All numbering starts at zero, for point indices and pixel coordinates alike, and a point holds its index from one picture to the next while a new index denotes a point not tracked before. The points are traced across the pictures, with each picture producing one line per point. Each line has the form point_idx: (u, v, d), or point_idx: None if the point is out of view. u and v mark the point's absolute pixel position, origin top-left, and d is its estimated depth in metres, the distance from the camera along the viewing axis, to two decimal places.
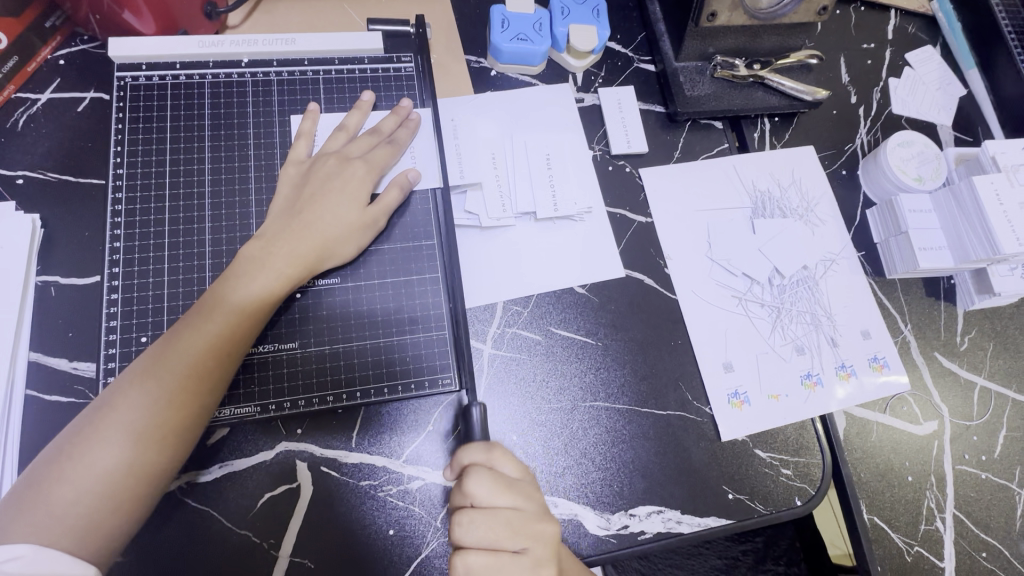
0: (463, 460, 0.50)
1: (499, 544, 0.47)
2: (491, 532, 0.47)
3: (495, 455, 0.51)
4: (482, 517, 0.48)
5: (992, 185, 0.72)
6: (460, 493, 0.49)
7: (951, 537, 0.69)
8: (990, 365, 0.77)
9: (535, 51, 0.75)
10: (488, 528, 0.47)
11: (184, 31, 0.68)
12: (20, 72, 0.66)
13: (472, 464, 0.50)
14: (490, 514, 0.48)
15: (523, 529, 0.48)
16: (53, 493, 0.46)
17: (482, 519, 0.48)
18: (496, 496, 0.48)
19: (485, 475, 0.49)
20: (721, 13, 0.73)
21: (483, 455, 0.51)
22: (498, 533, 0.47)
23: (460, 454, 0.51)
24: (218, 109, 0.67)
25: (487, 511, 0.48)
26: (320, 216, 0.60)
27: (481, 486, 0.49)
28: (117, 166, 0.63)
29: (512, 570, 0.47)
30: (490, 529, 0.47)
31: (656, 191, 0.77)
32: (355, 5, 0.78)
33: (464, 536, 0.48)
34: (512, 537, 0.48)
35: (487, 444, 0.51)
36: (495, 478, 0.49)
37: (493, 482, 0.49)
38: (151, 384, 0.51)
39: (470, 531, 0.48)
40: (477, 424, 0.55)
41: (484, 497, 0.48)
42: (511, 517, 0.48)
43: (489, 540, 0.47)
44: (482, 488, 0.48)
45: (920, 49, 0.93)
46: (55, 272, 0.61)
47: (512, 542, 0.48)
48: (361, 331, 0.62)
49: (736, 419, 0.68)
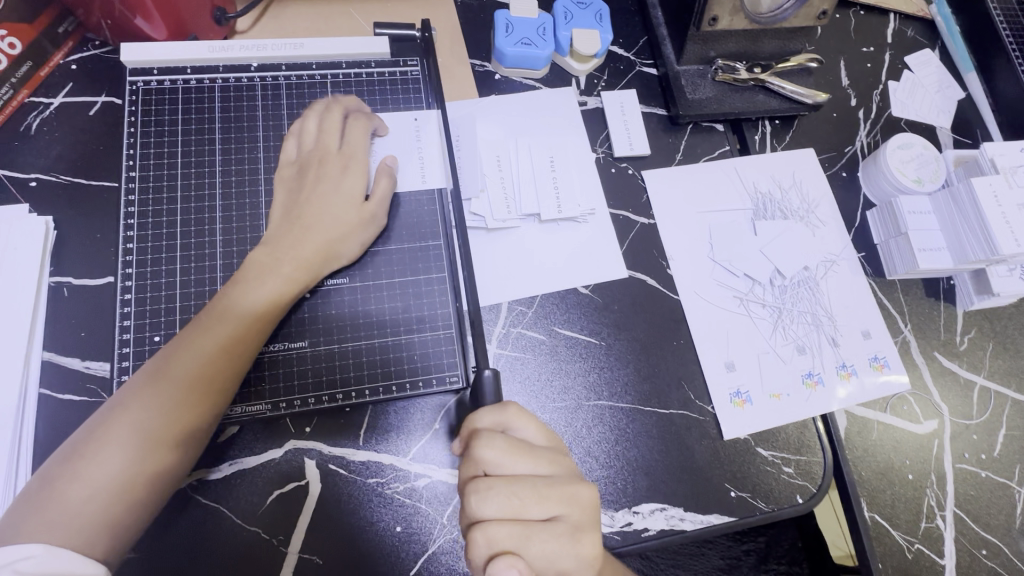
0: (475, 424, 0.52)
1: (523, 512, 0.48)
2: (514, 497, 0.48)
3: (508, 418, 0.52)
4: (504, 482, 0.48)
5: (991, 185, 0.73)
6: (473, 460, 0.50)
7: (952, 535, 0.70)
8: (990, 364, 0.78)
9: (539, 55, 0.77)
10: (510, 494, 0.48)
11: (193, 36, 0.69)
12: (33, 77, 0.67)
13: (484, 429, 0.51)
14: (513, 482, 0.48)
15: (548, 495, 0.48)
16: (68, 491, 0.47)
17: (502, 486, 0.48)
18: (513, 461, 0.49)
19: (501, 438, 0.50)
20: (722, 17, 0.74)
21: (496, 416, 0.52)
22: (520, 499, 0.48)
23: (473, 418, 0.52)
24: (227, 112, 0.68)
25: (507, 477, 0.48)
26: (327, 219, 0.61)
27: (496, 451, 0.49)
28: (130, 169, 0.64)
29: (541, 537, 0.47)
30: (513, 495, 0.48)
31: (658, 192, 0.78)
32: (362, 10, 0.79)
33: (484, 507, 0.47)
34: (537, 503, 0.48)
35: (499, 404, 0.52)
36: (512, 442, 0.50)
37: (510, 447, 0.50)
38: (164, 385, 0.52)
39: (491, 499, 0.47)
40: (488, 389, 0.55)
41: (503, 463, 0.49)
42: (533, 482, 0.48)
43: (512, 505, 0.47)
44: (499, 452, 0.49)
45: (919, 52, 0.94)
46: (68, 273, 0.62)
47: (536, 508, 0.48)
48: (369, 330, 0.63)
49: (738, 418, 0.68)
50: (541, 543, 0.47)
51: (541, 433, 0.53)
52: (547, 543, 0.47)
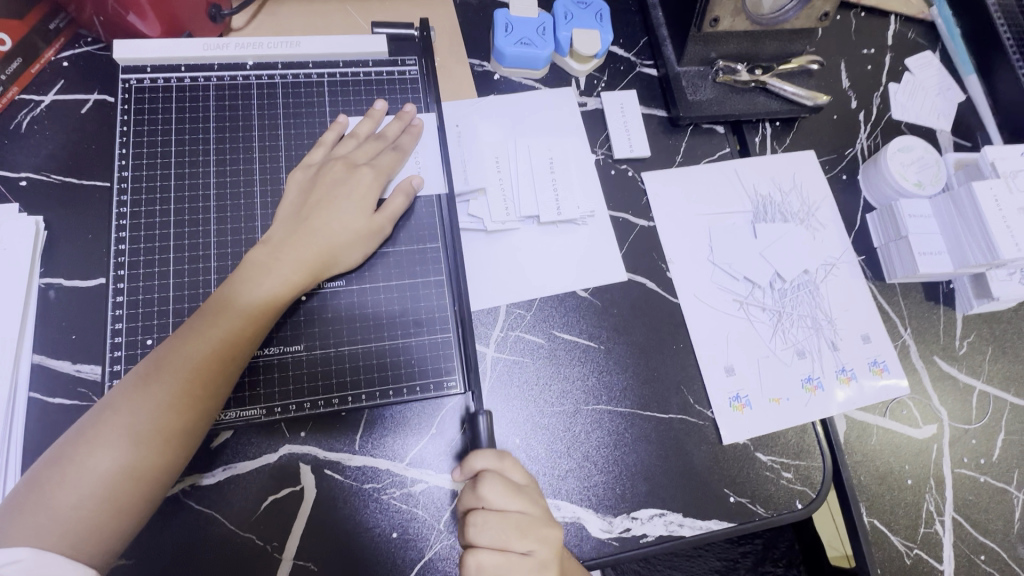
0: (474, 464, 0.51)
1: (508, 546, 0.48)
2: (500, 530, 0.48)
3: (506, 464, 0.51)
4: (492, 515, 0.48)
5: (991, 190, 0.72)
6: (471, 495, 0.50)
7: (951, 540, 0.70)
8: (989, 369, 0.77)
9: (538, 55, 0.76)
10: (497, 527, 0.48)
11: (188, 33, 0.68)
12: (23, 74, 0.66)
13: (483, 470, 0.51)
14: (501, 519, 0.48)
15: (529, 532, 0.48)
16: (56, 496, 0.46)
17: (491, 519, 0.48)
18: (507, 500, 0.49)
19: (497, 481, 0.49)
20: (724, 18, 0.74)
21: (495, 462, 0.51)
22: (507, 535, 0.48)
23: (471, 459, 0.51)
24: (222, 111, 0.67)
25: (498, 514, 0.48)
26: (326, 223, 0.60)
27: (492, 490, 0.49)
28: (122, 168, 0.63)
29: (518, 571, 0.47)
30: (499, 528, 0.48)
31: (658, 194, 0.77)
32: (359, 9, 0.78)
33: (474, 537, 0.48)
34: (521, 539, 0.48)
35: (499, 452, 0.52)
36: (506, 480, 0.50)
37: (503, 484, 0.50)
38: (156, 387, 0.51)
39: (481, 532, 0.48)
40: (482, 434, 0.56)
41: (493, 497, 0.49)
42: (519, 520, 0.49)
43: (498, 538, 0.48)
44: (492, 488, 0.49)
45: (920, 55, 0.93)
46: (59, 273, 0.61)
47: (520, 543, 0.48)
48: (366, 333, 0.62)
49: (737, 423, 0.68)
50: None
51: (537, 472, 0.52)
52: None
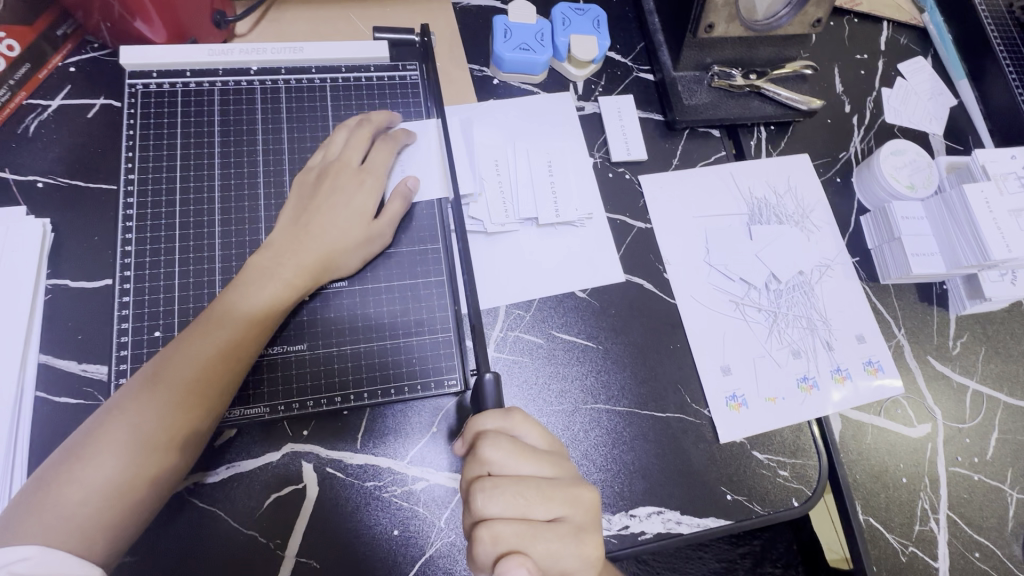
0: (479, 426, 0.52)
1: (527, 514, 0.48)
2: (519, 496, 0.48)
3: (513, 422, 0.52)
4: (509, 482, 0.48)
5: (983, 192, 0.73)
6: (477, 461, 0.50)
7: (945, 537, 0.70)
8: (982, 368, 0.78)
9: (537, 61, 0.77)
10: (515, 492, 0.48)
11: (193, 39, 0.69)
12: (31, 79, 0.67)
13: (489, 432, 0.51)
14: (519, 484, 0.48)
15: (554, 495, 0.48)
16: (63, 494, 0.47)
17: (508, 486, 0.48)
18: (518, 463, 0.49)
19: (505, 441, 0.50)
20: (718, 24, 0.75)
21: (501, 420, 0.52)
22: (526, 499, 0.48)
23: (475, 420, 0.52)
24: (227, 115, 0.68)
25: (513, 478, 0.48)
26: (329, 227, 0.61)
27: (501, 451, 0.50)
28: (128, 172, 0.64)
29: (546, 537, 0.47)
30: (518, 494, 0.48)
31: (655, 197, 0.78)
32: (361, 15, 0.80)
33: (488, 507, 0.47)
34: (543, 503, 0.48)
35: (503, 410, 0.53)
36: (517, 445, 0.50)
37: (516, 449, 0.50)
38: (161, 388, 0.52)
39: (496, 497, 0.47)
40: (489, 394, 0.55)
41: (507, 463, 0.49)
42: (539, 483, 0.49)
43: (518, 505, 0.47)
44: (504, 453, 0.50)
45: (912, 60, 0.95)
46: (65, 275, 0.62)
47: (540, 509, 0.48)
48: (368, 333, 0.63)
49: (733, 422, 0.69)
50: (546, 543, 0.47)
51: (544, 437, 0.53)
52: (552, 543, 0.47)
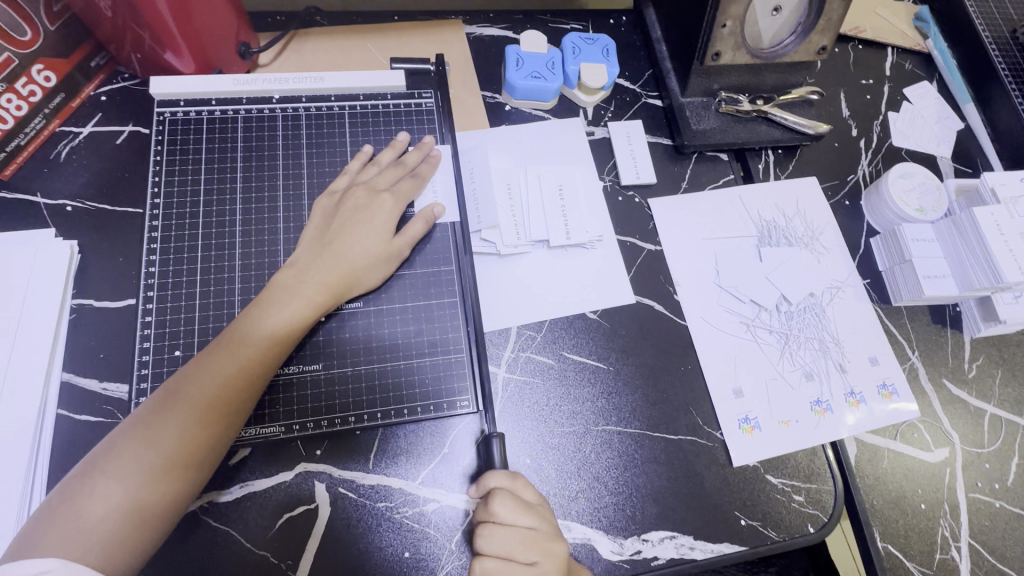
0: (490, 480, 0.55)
1: (513, 557, 0.52)
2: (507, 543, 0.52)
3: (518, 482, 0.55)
4: (503, 530, 0.52)
5: (993, 216, 0.74)
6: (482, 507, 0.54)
7: (968, 567, 0.68)
8: (999, 392, 0.77)
9: (548, 88, 0.80)
10: (506, 539, 0.52)
11: (218, 69, 0.73)
12: (65, 108, 0.70)
13: (497, 487, 0.55)
14: (510, 532, 0.52)
15: (536, 547, 0.52)
16: (84, 507, 0.48)
17: (501, 532, 0.52)
18: (515, 514, 0.53)
19: (508, 496, 0.54)
20: (724, 52, 0.77)
21: (507, 481, 0.55)
22: (512, 546, 0.52)
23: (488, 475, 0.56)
24: (249, 141, 0.70)
25: (506, 527, 0.52)
26: (347, 248, 0.63)
27: (503, 505, 0.53)
28: (154, 196, 0.66)
29: None
30: (507, 540, 0.52)
31: (665, 220, 0.79)
32: (378, 45, 0.83)
33: (482, 544, 0.52)
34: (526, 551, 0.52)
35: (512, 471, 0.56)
36: (518, 500, 0.54)
37: (515, 504, 0.53)
38: (183, 404, 0.53)
39: (489, 539, 0.52)
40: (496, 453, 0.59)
41: (506, 515, 0.53)
42: (527, 535, 0.52)
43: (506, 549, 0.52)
44: (505, 506, 0.53)
45: (918, 85, 0.96)
46: (90, 294, 0.64)
47: (523, 556, 0.52)
48: (382, 353, 0.64)
49: (747, 445, 0.68)
50: None
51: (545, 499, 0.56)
52: None
